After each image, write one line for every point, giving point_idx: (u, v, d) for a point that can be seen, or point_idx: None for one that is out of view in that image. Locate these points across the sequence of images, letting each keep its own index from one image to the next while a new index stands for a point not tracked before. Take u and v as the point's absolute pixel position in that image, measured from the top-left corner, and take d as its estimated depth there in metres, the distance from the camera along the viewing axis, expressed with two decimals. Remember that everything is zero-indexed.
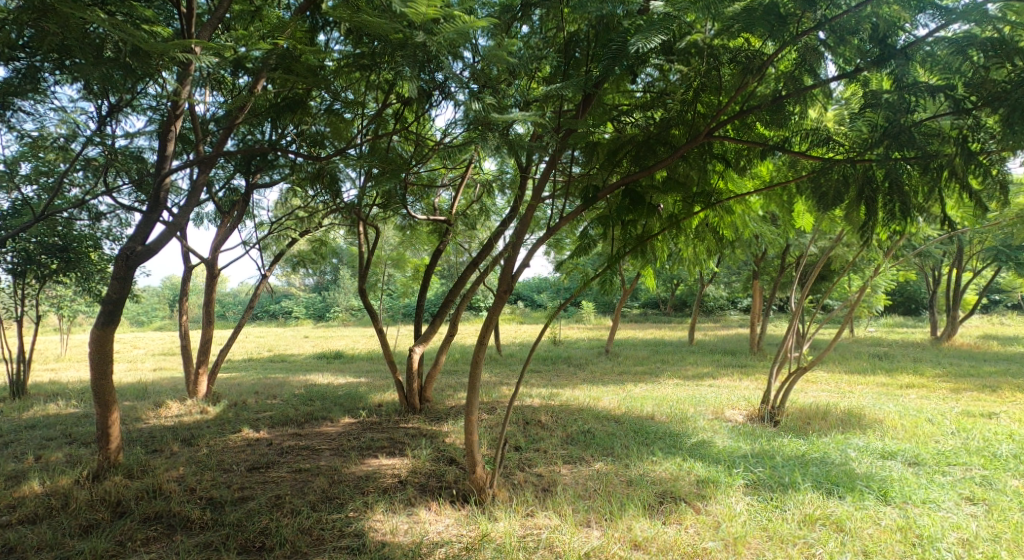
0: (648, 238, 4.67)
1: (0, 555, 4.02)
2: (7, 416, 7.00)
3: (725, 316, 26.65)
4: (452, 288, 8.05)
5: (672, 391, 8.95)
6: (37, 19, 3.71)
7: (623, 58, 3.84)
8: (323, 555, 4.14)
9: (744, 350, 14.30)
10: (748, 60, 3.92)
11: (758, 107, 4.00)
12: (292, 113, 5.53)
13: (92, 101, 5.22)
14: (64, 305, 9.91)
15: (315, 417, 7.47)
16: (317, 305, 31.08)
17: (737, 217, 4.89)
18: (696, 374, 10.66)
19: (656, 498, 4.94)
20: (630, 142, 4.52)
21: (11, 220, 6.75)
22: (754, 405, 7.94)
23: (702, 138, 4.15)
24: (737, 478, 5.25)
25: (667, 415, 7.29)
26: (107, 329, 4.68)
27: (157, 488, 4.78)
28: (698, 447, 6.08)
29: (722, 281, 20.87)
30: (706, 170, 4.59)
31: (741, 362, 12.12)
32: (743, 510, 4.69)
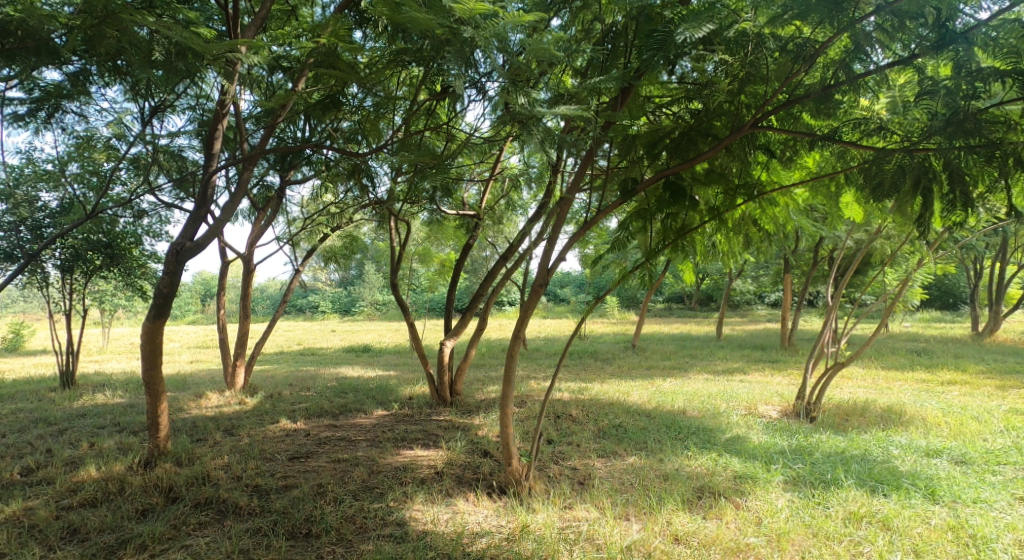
0: (689, 231, 4.62)
1: (65, 537, 4.15)
2: (58, 405, 7.19)
3: (753, 311, 26.23)
4: (481, 284, 8.01)
5: (703, 386, 8.88)
6: (97, 25, 3.78)
7: (667, 48, 3.84)
8: (368, 542, 4.21)
9: (776, 345, 14.11)
10: (799, 49, 3.91)
11: (807, 97, 3.98)
12: (328, 112, 5.66)
13: (137, 102, 5.26)
14: (105, 298, 10.09)
15: (349, 409, 7.56)
16: (343, 299, 31.71)
17: (779, 209, 4.87)
18: (727, 369, 10.56)
19: (695, 492, 4.92)
20: (670, 135, 4.52)
21: (60, 217, 6.89)
22: (789, 401, 7.83)
23: (746, 128, 4.13)
24: (776, 474, 5.20)
25: (699, 411, 7.26)
26: (158, 322, 4.76)
27: (206, 476, 4.88)
28: (734, 442, 6.04)
29: (750, 275, 20.62)
30: (749, 161, 4.57)
31: (771, 357, 11.98)
32: (785, 507, 4.66)
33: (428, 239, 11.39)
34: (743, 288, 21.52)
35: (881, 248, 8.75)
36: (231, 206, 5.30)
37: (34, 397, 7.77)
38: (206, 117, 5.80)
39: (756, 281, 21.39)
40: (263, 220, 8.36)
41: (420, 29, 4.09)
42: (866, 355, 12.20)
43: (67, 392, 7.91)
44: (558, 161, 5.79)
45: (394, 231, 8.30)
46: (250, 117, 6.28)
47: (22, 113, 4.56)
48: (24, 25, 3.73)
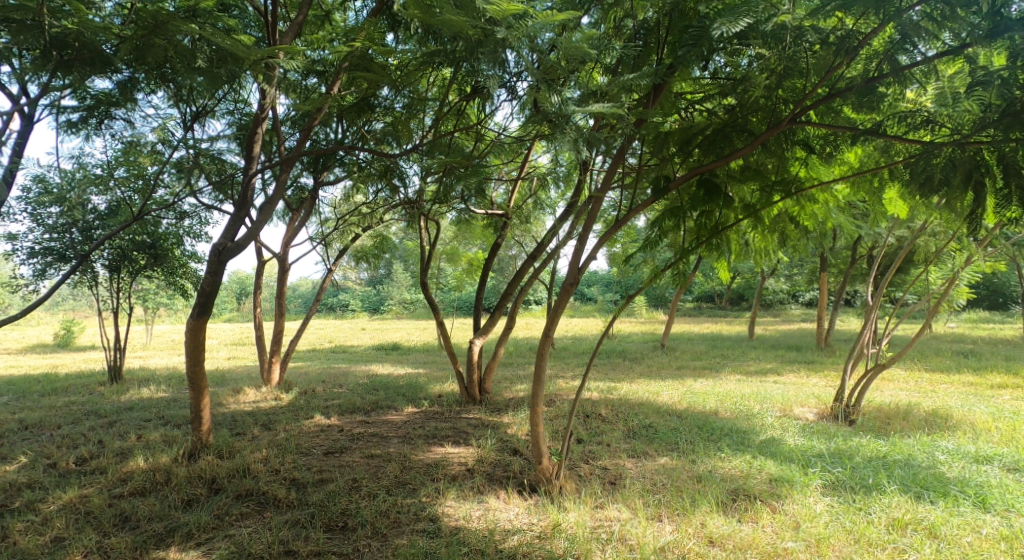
0: (724, 229, 4.60)
1: (116, 524, 4.31)
2: (107, 399, 7.44)
3: (786, 310, 25.92)
4: (509, 283, 8.07)
5: (734, 387, 8.83)
6: (147, 35, 3.93)
7: (703, 44, 3.85)
8: (402, 537, 4.30)
9: (811, 345, 13.95)
10: (841, 42, 3.88)
11: (849, 90, 3.97)
12: (362, 114, 5.86)
13: (179, 107, 5.42)
14: (148, 296, 10.38)
15: (380, 406, 7.69)
16: (372, 298, 32.17)
17: (819, 206, 4.83)
18: (761, 370, 10.48)
19: (729, 495, 4.92)
20: (704, 131, 4.50)
21: (108, 219, 7.11)
22: (826, 403, 7.75)
23: (785, 124, 4.12)
24: (814, 478, 5.16)
25: (732, 412, 7.23)
26: (201, 320, 4.91)
27: (246, 468, 5.02)
28: (768, 445, 6.01)
29: (783, 274, 20.36)
30: (786, 157, 4.55)
31: (807, 358, 11.83)
32: (824, 512, 4.64)
33: (457, 239, 11.49)
34: (776, 287, 21.19)
35: (923, 246, 8.57)
36: (269, 208, 5.43)
37: (83, 390, 8.05)
38: (244, 121, 5.95)
39: (789, 279, 21.06)
40: (297, 221, 8.52)
41: (453, 30, 4.17)
42: (907, 357, 11.98)
43: (115, 386, 8.18)
44: (588, 160, 5.82)
45: (423, 231, 8.39)
46: (286, 119, 6.42)
47: (76, 120, 4.77)
48: (80, 36, 3.88)
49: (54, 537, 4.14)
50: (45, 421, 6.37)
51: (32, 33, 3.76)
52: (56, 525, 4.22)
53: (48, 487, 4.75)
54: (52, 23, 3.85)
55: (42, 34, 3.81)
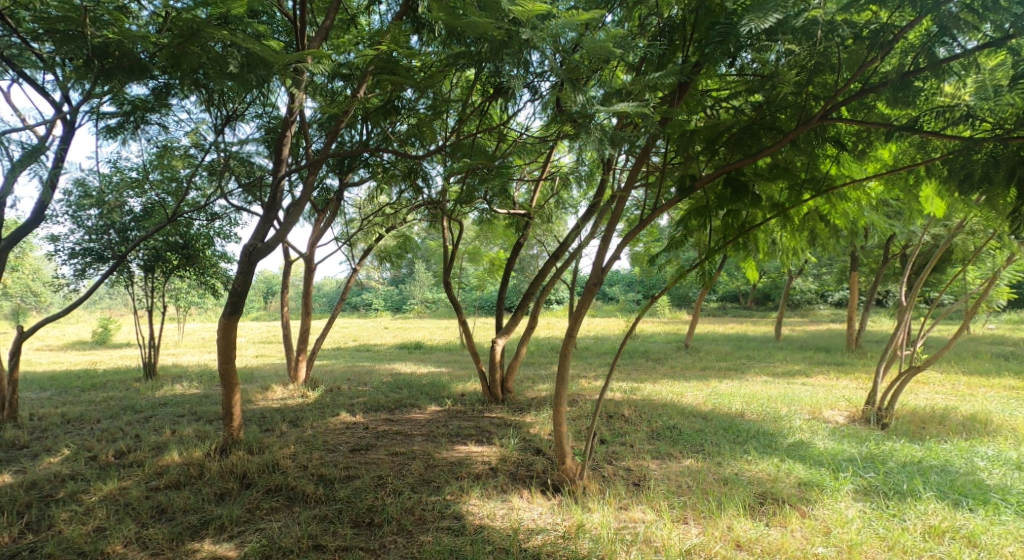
0: (751, 228, 4.56)
1: (153, 515, 4.43)
2: (142, 394, 7.61)
3: (815, 311, 25.55)
4: (531, 283, 8.09)
5: (761, 389, 8.77)
6: (181, 43, 3.99)
7: (731, 40, 3.84)
8: (427, 534, 4.36)
9: (840, 346, 13.77)
10: (874, 36, 3.92)
11: (883, 85, 3.98)
12: (387, 116, 5.87)
13: (210, 111, 5.53)
14: (180, 295, 10.57)
15: (404, 404, 7.77)
16: (394, 297, 32.41)
17: (850, 204, 4.78)
18: (789, 372, 10.38)
19: (757, 499, 4.90)
20: (731, 128, 4.46)
21: (143, 221, 7.27)
22: (856, 406, 7.66)
23: (815, 121, 4.10)
24: (845, 482, 5.12)
25: (758, 414, 7.19)
26: (233, 318, 5.00)
27: (275, 464, 5.11)
28: (797, 448, 5.97)
29: (812, 274, 20.09)
30: (817, 154, 4.49)
31: (837, 360, 11.68)
32: (855, 517, 4.60)
33: (478, 239, 11.53)
34: (804, 287, 20.87)
35: (958, 246, 8.40)
36: (297, 211, 5.51)
37: (120, 386, 8.23)
38: (272, 124, 6.06)
39: (817, 279, 20.75)
40: (322, 222, 8.64)
41: (479, 32, 4.22)
42: (943, 359, 11.75)
43: (149, 382, 8.36)
44: (611, 161, 5.83)
45: (446, 231, 8.45)
46: (313, 121, 6.52)
47: (114, 126, 4.96)
48: (120, 47, 4.12)
49: (95, 527, 4.26)
50: (85, 415, 6.54)
51: (75, 43, 4.07)
52: (97, 516, 4.34)
53: (89, 479, 4.89)
54: (94, 34, 4.10)
55: (85, 43, 4.11)
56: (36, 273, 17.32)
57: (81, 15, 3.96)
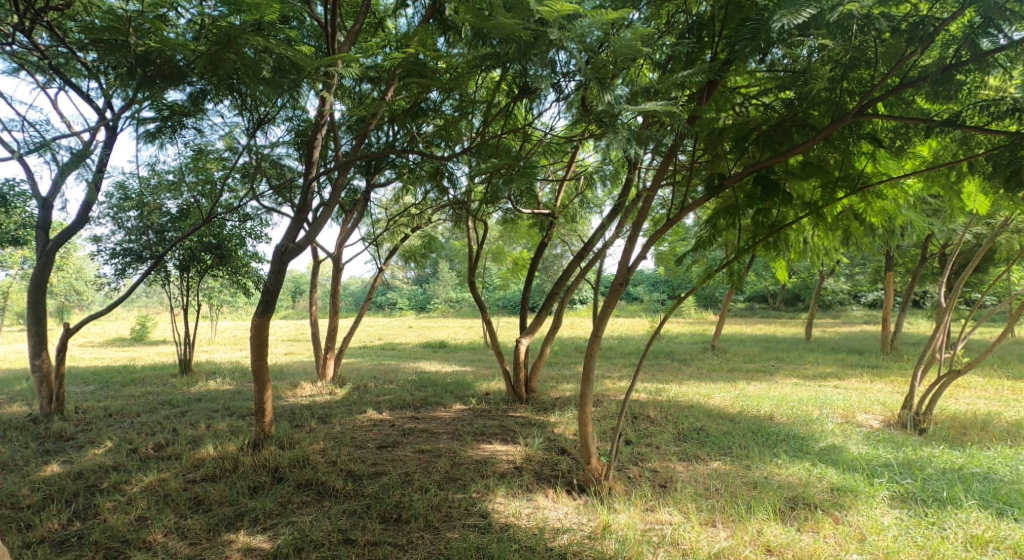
0: (783, 227, 4.53)
1: (191, 507, 4.55)
2: (178, 390, 7.80)
3: (847, 312, 25.13)
4: (556, 283, 8.12)
5: (791, 392, 8.68)
6: (219, 50, 4.13)
7: (763, 36, 3.82)
8: (454, 530, 4.42)
9: (874, 349, 13.55)
10: (913, 28, 3.91)
11: (923, 79, 3.98)
12: (414, 118, 5.94)
13: (242, 115, 5.66)
14: (213, 293, 10.79)
15: (429, 403, 7.85)
16: (418, 296, 32.65)
17: (886, 202, 4.73)
18: (820, 374, 10.25)
19: (788, 503, 4.88)
20: (761, 125, 4.43)
21: (180, 222, 7.45)
22: (892, 410, 7.53)
23: (850, 117, 4.07)
24: (881, 488, 5.07)
25: (788, 416, 7.12)
26: (266, 317, 5.11)
27: (306, 459, 5.21)
28: (829, 452, 5.90)
29: (845, 274, 19.75)
30: (852, 151, 4.47)
31: (871, 362, 11.49)
32: (891, 525, 4.56)
33: (502, 238, 11.58)
34: (836, 287, 20.51)
35: (998, 245, 8.21)
36: (327, 212, 5.61)
37: (156, 382, 8.43)
38: (302, 127, 6.17)
39: (850, 279, 20.38)
40: (350, 222, 8.76)
41: (507, 34, 4.28)
42: (983, 363, 11.48)
43: (185, 378, 8.56)
44: (636, 161, 5.83)
45: (471, 231, 8.51)
46: (342, 124, 6.62)
47: (153, 130, 5.25)
48: (162, 55, 4.27)
49: (137, 516, 4.40)
50: (125, 409, 6.73)
51: (120, 52, 4.24)
52: (139, 506, 4.48)
53: (131, 470, 5.04)
54: (138, 42, 4.27)
55: (129, 52, 4.27)
56: (77, 275, 17.82)
57: (125, 24, 4.21)
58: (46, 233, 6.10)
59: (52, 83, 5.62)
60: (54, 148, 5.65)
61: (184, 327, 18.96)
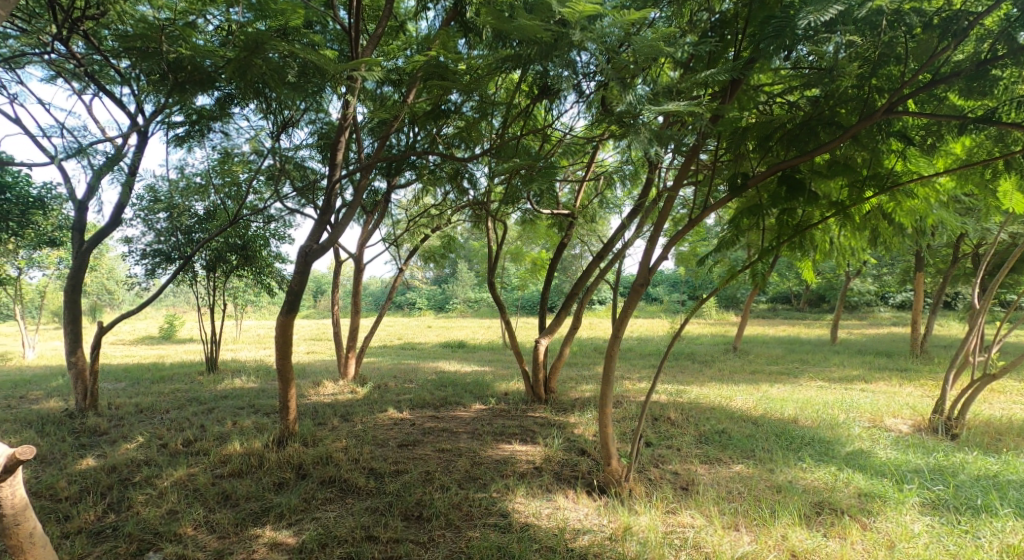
0: (808, 227, 4.50)
1: (219, 501, 4.64)
2: (205, 387, 7.92)
3: (875, 313, 24.77)
4: (575, 284, 8.12)
5: (816, 395, 8.60)
6: (248, 56, 4.17)
7: (787, 34, 3.78)
8: (475, 529, 4.46)
9: (903, 351, 13.33)
10: (946, 23, 3.93)
11: (957, 74, 3.96)
12: (436, 120, 5.98)
13: (267, 119, 5.75)
14: (238, 292, 10.94)
15: (449, 402, 7.90)
16: (437, 297, 32.79)
17: (916, 201, 4.69)
18: (847, 377, 10.13)
19: (814, 508, 4.85)
20: (786, 124, 4.41)
21: (207, 223, 7.58)
22: (922, 414, 7.40)
23: (879, 115, 4.04)
24: (911, 495, 5.01)
25: (813, 420, 7.06)
26: (290, 316, 5.19)
27: (329, 456, 5.28)
28: (856, 457, 5.84)
29: (872, 275, 19.47)
30: (881, 149, 4.45)
31: (900, 365, 11.32)
32: (922, 532, 4.52)
33: (522, 239, 11.60)
34: (863, 288, 20.22)
35: None
36: (350, 214, 5.67)
37: (184, 379, 8.58)
38: (325, 129, 6.25)
39: (877, 280, 20.08)
40: (371, 222, 8.84)
41: (529, 36, 4.30)
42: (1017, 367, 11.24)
43: (212, 375, 8.70)
44: (657, 161, 5.83)
45: (491, 231, 8.55)
46: (364, 126, 6.69)
47: (182, 134, 5.37)
48: (194, 62, 4.39)
49: (168, 509, 4.49)
50: (155, 406, 6.86)
51: (153, 59, 4.32)
52: (170, 499, 4.57)
53: (161, 465, 5.14)
54: (169, 50, 4.34)
55: (161, 59, 4.37)
56: (110, 275, 18.21)
57: (158, 32, 4.23)
58: (82, 234, 6.27)
59: (86, 90, 5.83)
60: (90, 153, 5.90)
61: (210, 327, 19.27)
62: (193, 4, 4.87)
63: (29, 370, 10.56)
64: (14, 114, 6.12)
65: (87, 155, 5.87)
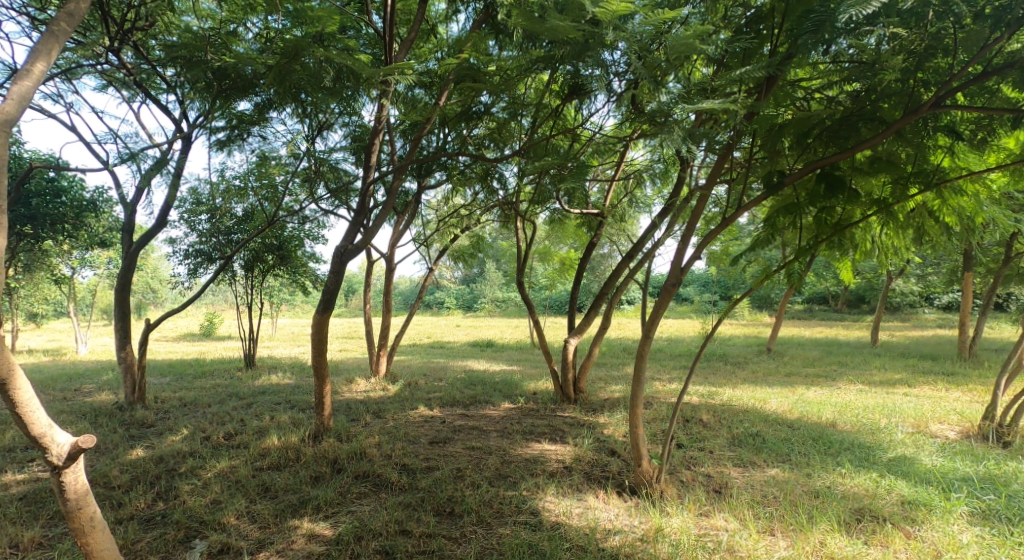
0: (849, 225, 4.45)
1: (259, 493, 4.76)
2: (243, 383, 8.11)
3: (919, 315, 24.18)
4: (605, 283, 8.12)
5: (856, 399, 8.46)
6: (286, 63, 4.32)
7: (826, 29, 3.72)
8: (506, 526, 4.51)
9: (950, 355, 13.00)
10: (998, 13, 3.79)
11: (1009, 66, 3.86)
12: (468, 121, 6.03)
13: (303, 122, 5.87)
14: (274, 291, 11.16)
15: (478, 401, 7.96)
16: (466, 296, 32.98)
17: (964, 198, 4.63)
18: (888, 381, 9.94)
19: (854, 514, 4.80)
20: (825, 121, 4.36)
21: (245, 224, 7.75)
22: (969, 420, 7.22)
23: (925, 110, 3.97)
24: (959, 504, 4.92)
25: (852, 425, 6.95)
26: (326, 314, 5.29)
27: (362, 452, 5.37)
28: (899, 463, 5.75)
29: (916, 275, 19.00)
30: (928, 144, 4.38)
31: (946, 369, 11.04)
32: (971, 543, 4.45)
33: (551, 239, 11.63)
34: (907, 288, 19.74)
35: None
36: (383, 216, 5.76)
37: (225, 374, 8.79)
38: (359, 132, 6.35)
39: (921, 281, 19.59)
40: (402, 222, 8.95)
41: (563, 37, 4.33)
42: None
43: (250, 372, 8.91)
44: (688, 160, 5.81)
45: (521, 231, 8.60)
46: (397, 128, 6.78)
47: (224, 138, 5.52)
48: (237, 70, 4.50)
49: (212, 499, 4.62)
50: (198, 400, 7.05)
51: (198, 68, 4.52)
52: (214, 490, 4.70)
53: (205, 456, 5.29)
54: (214, 58, 4.53)
55: (208, 68, 4.55)
56: (153, 274, 18.71)
57: (203, 41, 4.47)
58: (131, 235, 6.46)
59: (134, 97, 6.04)
60: (141, 158, 6.09)
61: (248, 325, 19.68)
62: (233, 13, 5.11)
63: (81, 365, 10.93)
64: (69, 122, 6.37)
65: (136, 160, 6.04)
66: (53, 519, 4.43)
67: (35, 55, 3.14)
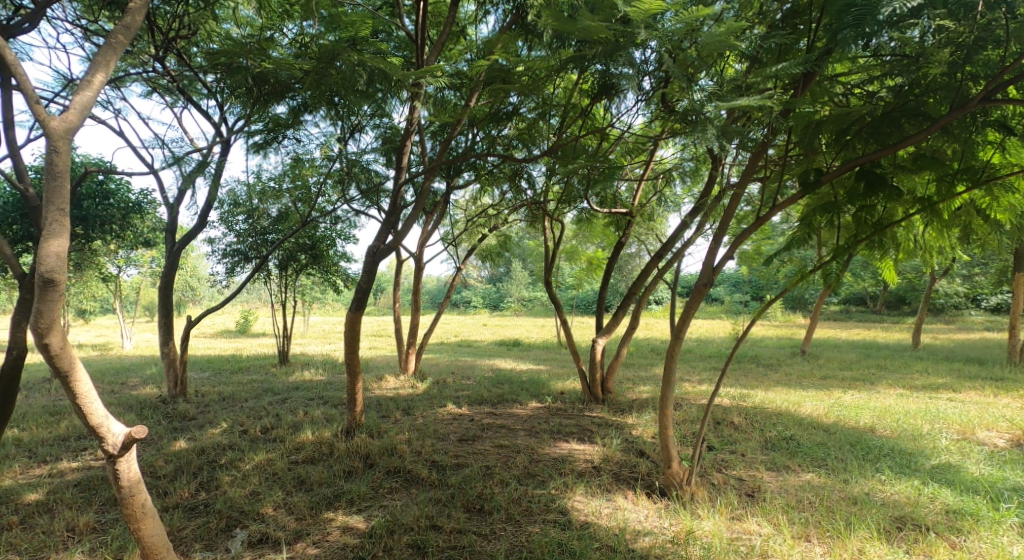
0: (890, 224, 4.38)
1: (294, 486, 4.85)
2: (277, 379, 8.26)
3: (964, 318, 23.53)
4: (633, 283, 8.09)
5: (896, 403, 8.29)
6: (322, 67, 4.41)
7: (866, 24, 3.68)
8: (535, 525, 4.53)
9: (998, 359, 12.62)
10: None
11: None
12: (500, 119, 6.03)
13: (336, 124, 5.96)
14: (306, 289, 11.33)
15: (505, 399, 8.00)
16: (494, 296, 33.06)
17: (1016, 194, 4.51)
18: (931, 386, 9.71)
19: (894, 522, 4.72)
20: (864, 118, 4.29)
21: (279, 224, 7.86)
22: (1018, 428, 7.01)
23: (971, 105, 3.89)
24: (1006, 514, 4.80)
25: (892, 430, 6.82)
26: (358, 312, 5.36)
27: (393, 448, 5.44)
28: (941, 471, 5.63)
29: (961, 277, 18.49)
30: (976, 140, 4.27)
31: (994, 375, 10.72)
32: (1020, 555, 4.34)
33: (580, 238, 11.61)
34: (951, 290, 19.21)
35: None
36: (413, 216, 5.82)
37: (260, 370, 8.96)
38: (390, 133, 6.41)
39: (965, 282, 19.07)
40: (431, 221, 9.02)
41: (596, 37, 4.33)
42: None
43: (283, 368, 9.06)
44: (719, 158, 5.76)
45: (550, 230, 8.61)
46: (428, 128, 6.82)
47: (261, 141, 5.63)
48: (274, 75, 4.59)
49: (251, 491, 4.72)
50: (236, 394, 7.19)
51: (239, 74, 4.54)
52: (252, 481, 4.81)
53: (243, 449, 5.40)
54: (254, 64, 4.54)
55: (249, 74, 4.57)
56: (192, 272, 19.10)
57: (243, 48, 4.45)
58: (173, 235, 6.62)
59: (176, 102, 6.20)
60: (183, 161, 6.24)
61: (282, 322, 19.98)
62: (270, 21, 5.23)
63: (126, 359, 11.22)
64: (116, 127, 6.57)
65: (179, 162, 6.20)
66: (104, 505, 4.57)
67: (93, 65, 3.25)
